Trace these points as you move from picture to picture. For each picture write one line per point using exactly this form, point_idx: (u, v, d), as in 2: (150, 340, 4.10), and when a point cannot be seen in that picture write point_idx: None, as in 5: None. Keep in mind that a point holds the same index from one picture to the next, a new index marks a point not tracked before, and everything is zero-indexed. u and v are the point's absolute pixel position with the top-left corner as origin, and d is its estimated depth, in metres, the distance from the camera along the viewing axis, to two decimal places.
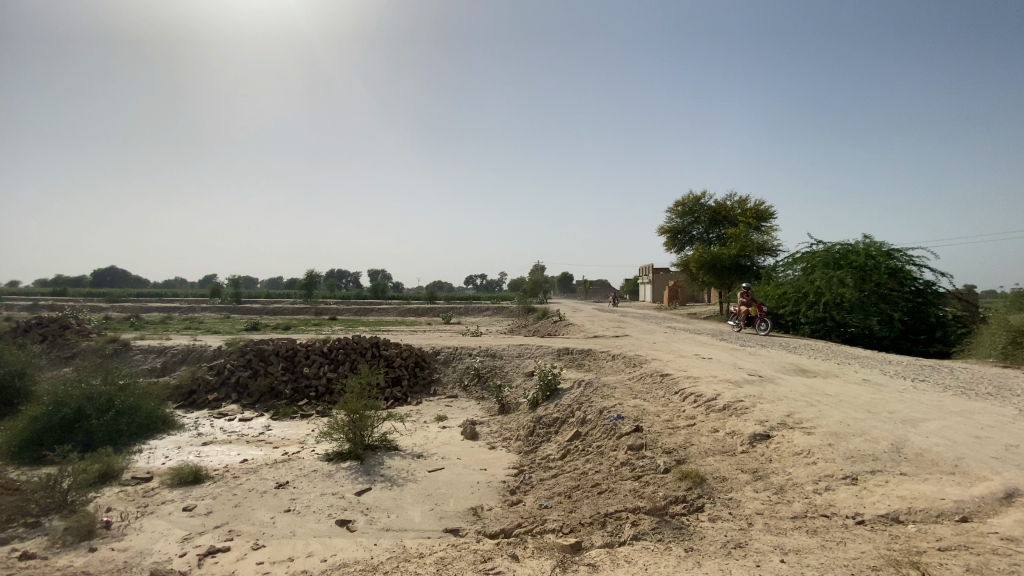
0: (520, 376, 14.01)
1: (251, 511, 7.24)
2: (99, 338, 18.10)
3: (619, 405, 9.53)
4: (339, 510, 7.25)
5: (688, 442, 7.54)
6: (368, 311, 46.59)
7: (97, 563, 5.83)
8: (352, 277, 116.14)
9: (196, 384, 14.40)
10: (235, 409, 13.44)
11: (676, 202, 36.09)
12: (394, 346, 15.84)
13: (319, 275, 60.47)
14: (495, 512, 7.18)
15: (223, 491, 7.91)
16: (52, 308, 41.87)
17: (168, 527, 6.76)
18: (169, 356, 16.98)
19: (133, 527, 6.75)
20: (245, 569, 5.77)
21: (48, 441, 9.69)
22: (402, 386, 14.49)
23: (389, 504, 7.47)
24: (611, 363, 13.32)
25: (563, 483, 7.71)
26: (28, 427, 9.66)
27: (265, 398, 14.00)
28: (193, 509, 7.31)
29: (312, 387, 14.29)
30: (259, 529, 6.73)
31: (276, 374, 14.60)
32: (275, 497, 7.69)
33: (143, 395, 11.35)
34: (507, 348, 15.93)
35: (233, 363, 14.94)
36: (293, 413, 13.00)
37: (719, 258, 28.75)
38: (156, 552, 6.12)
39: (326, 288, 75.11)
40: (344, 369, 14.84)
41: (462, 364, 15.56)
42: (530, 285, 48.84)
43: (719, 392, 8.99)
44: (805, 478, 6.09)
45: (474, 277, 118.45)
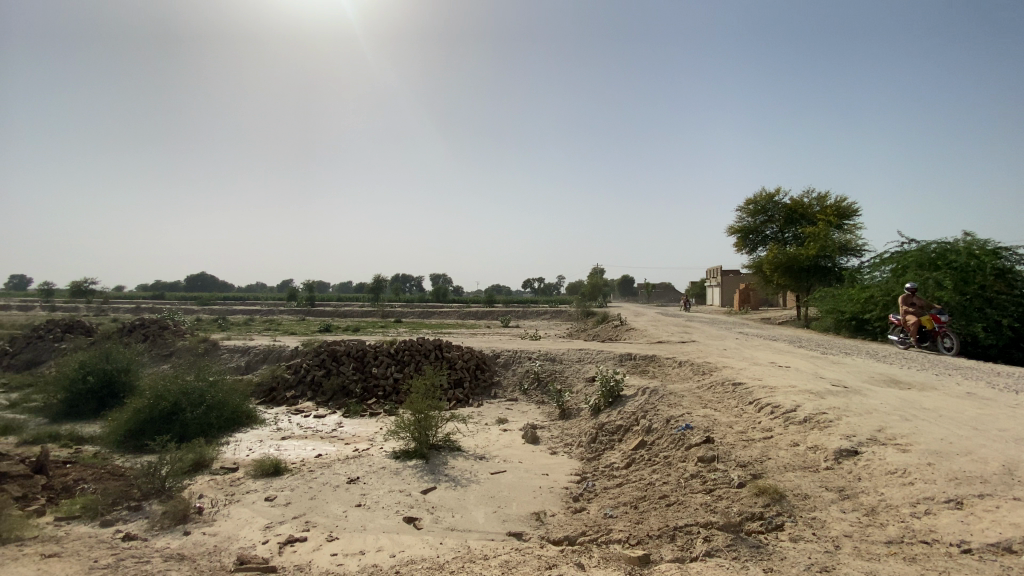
0: (581, 381, 13.81)
1: (325, 504, 7.60)
2: (192, 339, 19.82)
3: (688, 413, 9.15)
4: (406, 507, 7.46)
5: (765, 456, 7.09)
6: (430, 313, 47.91)
7: (191, 546, 6.34)
8: (416, 281, 120.50)
9: (276, 381, 15.39)
10: (310, 406, 14.22)
11: (748, 200, 34.32)
12: (456, 348, 16.16)
13: (384, 279, 62.96)
14: (558, 519, 7.09)
15: (300, 484, 8.37)
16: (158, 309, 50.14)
17: (252, 516, 7.23)
18: (252, 355, 18.28)
19: (221, 514, 7.28)
20: (320, 559, 6.05)
21: (150, 431, 10.70)
22: (464, 388, 14.70)
23: (454, 504, 7.59)
24: (677, 370, 12.84)
25: (628, 492, 7.49)
26: (132, 418, 10.68)
27: (337, 396, 14.70)
28: (274, 500, 7.78)
29: (380, 386, 14.83)
30: (332, 522, 7.04)
31: (347, 373, 15.30)
32: (346, 492, 8.03)
33: (230, 390, 12.26)
34: (568, 352, 15.78)
35: (309, 363, 15.83)
36: (363, 411, 13.57)
37: (796, 258, 27.01)
38: (241, 538, 6.56)
39: (390, 290, 79.27)
40: (410, 369, 15.32)
41: (522, 367, 15.58)
42: (590, 289, 48.23)
43: (799, 404, 8.39)
44: (900, 500, 5.54)
45: (533, 281, 118.77)
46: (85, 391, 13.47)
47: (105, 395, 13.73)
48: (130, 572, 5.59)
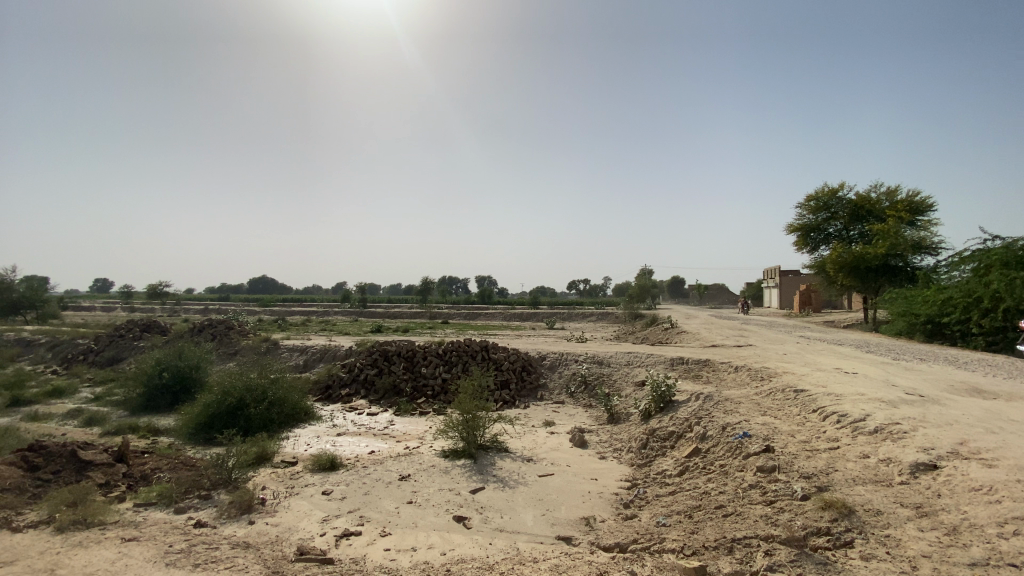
0: (630, 385, 13.53)
1: (379, 500, 7.82)
2: (255, 338, 20.95)
3: (745, 421, 8.77)
4: (455, 506, 7.56)
5: (831, 467, 6.68)
6: (477, 315, 48.40)
7: (255, 535, 6.68)
8: (462, 283, 122.19)
9: (331, 379, 16.01)
10: (364, 404, 14.69)
11: (808, 196, 32.59)
12: (503, 350, 16.24)
13: (432, 281, 64.22)
14: (608, 525, 6.96)
15: (354, 479, 8.65)
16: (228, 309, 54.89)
17: (310, 508, 7.54)
18: (309, 354, 19.12)
19: (282, 505, 7.64)
20: (373, 554, 6.22)
21: (218, 425, 11.39)
22: (510, 389, 14.73)
23: (502, 505, 7.61)
24: (733, 375, 12.34)
25: (682, 501, 7.26)
26: (203, 412, 11.40)
27: (389, 395, 15.11)
28: (330, 494, 8.08)
29: (428, 386, 15.11)
30: (384, 517, 7.23)
31: (398, 372, 15.69)
32: (398, 489, 8.23)
33: (290, 387, 12.85)
34: (616, 355, 15.52)
35: (362, 362, 16.37)
36: (413, 410, 13.88)
37: (862, 257, 25.40)
38: (300, 530, 6.84)
39: (437, 292, 80.90)
40: (458, 370, 15.53)
41: (569, 370, 15.45)
42: (638, 290, 47.10)
43: (869, 413, 7.86)
44: (987, 520, 5.05)
45: (579, 283, 117.70)
46: (161, 386, 14.52)
47: (178, 390, 14.75)
48: (200, 557, 5.96)
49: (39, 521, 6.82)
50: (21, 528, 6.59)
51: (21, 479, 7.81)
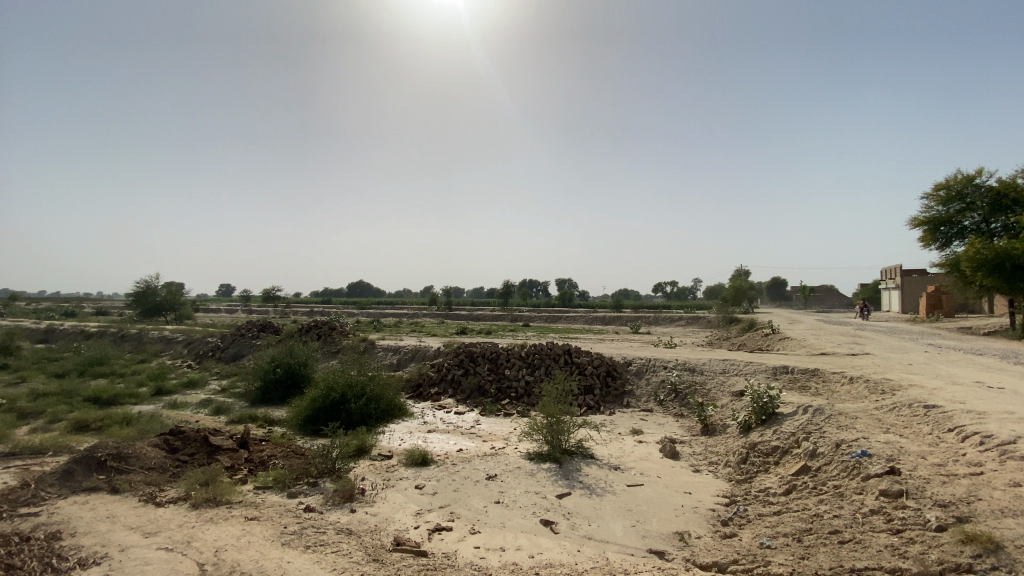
0: (726, 395, 12.72)
1: (468, 498, 8.02)
2: (353, 339, 22.53)
3: (864, 438, 7.87)
4: (543, 509, 7.55)
5: (973, 496, 5.80)
6: (558, 318, 48.27)
7: (356, 522, 7.14)
8: (542, 286, 122.66)
9: (421, 377, 16.80)
10: (451, 403, 15.20)
11: (935, 185, 28.88)
12: (587, 354, 16.00)
13: (513, 285, 64.96)
14: (705, 542, 6.58)
15: (444, 476, 8.96)
16: (330, 309, 67.72)
17: (405, 501, 7.92)
18: (401, 354, 20.18)
19: (379, 496, 8.10)
20: (464, 550, 6.40)
21: (323, 418, 12.35)
22: (595, 395, 14.47)
23: (590, 513, 7.47)
24: (847, 388, 11.15)
25: (789, 523, 6.68)
26: (310, 406, 12.41)
27: (474, 395, 15.50)
28: (423, 488, 8.44)
29: (512, 388, 15.26)
30: (474, 515, 7.40)
31: (483, 373, 16.05)
32: (486, 488, 8.39)
33: (385, 385, 13.62)
34: (709, 362, 14.70)
35: (450, 362, 16.96)
36: (497, 411, 14.10)
37: (1007, 253, 21.94)
38: (396, 521, 7.20)
39: (518, 295, 81.76)
40: (541, 373, 15.52)
41: (657, 377, 14.88)
42: (731, 293, 44.12)
43: (1021, 436, 6.72)
44: None
45: (666, 286, 113.24)
46: (276, 380, 16.06)
47: (289, 384, 16.23)
48: (309, 540, 6.48)
49: (179, 497, 7.80)
50: (165, 503, 7.57)
51: (164, 459, 8.99)
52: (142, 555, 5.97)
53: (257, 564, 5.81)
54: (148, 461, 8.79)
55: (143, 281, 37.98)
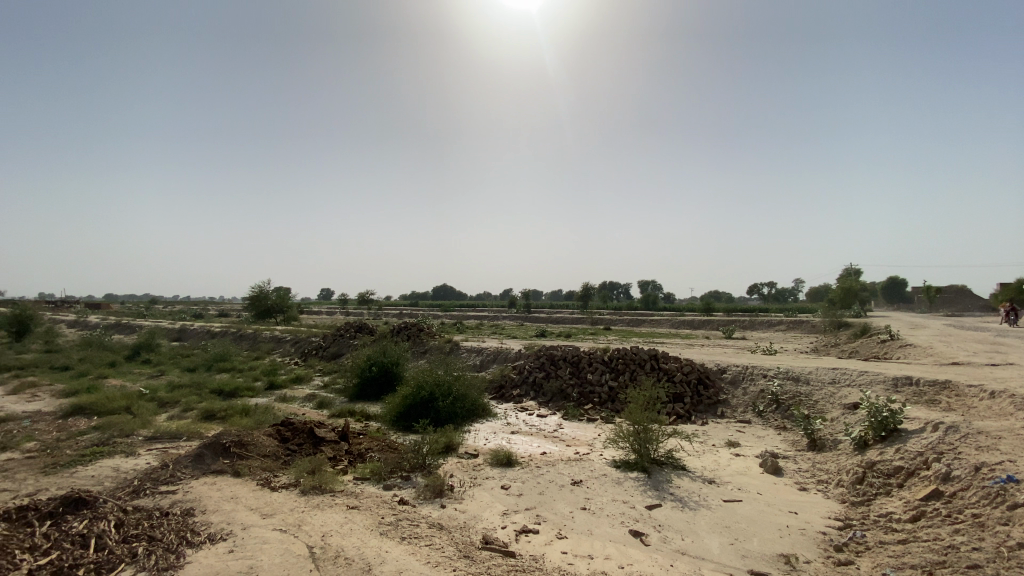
0: (837, 408, 11.56)
1: (554, 502, 7.99)
2: (439, 340, 23.42)
3: (1012, 462, 6.78)
4: (631, 520, 7.32)
5: None
6: (641, 321, 46.76)
7: (447, 518, 7.38)
8: (624, 288, 119.72)
9: (504, 380, 17.06)
10: (533, 405, 15.26)
11: None
12: (675, 360, 15.30)
13: (593, 287, 63.86)
14: (815, 568, 6.02)
15: (530, 478, 8.99)
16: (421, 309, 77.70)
17: (492, 500, 8.06)
18: (485, 355, 20.63)
19: (467, 494, 8.31)
20: (552, 554, 6.37)
21: (414, 415, 12.95)
22: (685, 403, 13.80)
23: (682, 527, 7.12)
24: (988, 404, 9.67)
25: (918, 554, 5.91)
26: (402, 403, 13.07)
27: (557, 399, 15.43)
28: (509, 489, 8.53)
29: (596, 393, 14.98)
30: (560, 520, 7.36)
31: (565, 377, 15.95)
32: (572, 493, 8.30)
33: (470, 385, 13.99)
34: (815, 372, 13.44)
35: (531, 365, 17.05)
36: (580, 416, 13.92)
37: None
38: (484, 520, 7.33)
39: (599, 298, 80.26)
40: (625, 378, 15.07)
41: (755, 387, 13.89)
42: (838, 294, 39.93)
43: None
44: None
45: (760, 287, 105.54)
46: (370, 378, 17.12)
47: (382, 382, 17.22)
48: (404, 531, 6.79)
49: (290, 483, 8.55)
50: (278, 488, 8.34)
51: (277, 448, 9.91)
52: (260, 534, 6.60)
53: (358, 550, 6.20)
54: (264, 449, 9.75)
55: (257, 287, 42.10)
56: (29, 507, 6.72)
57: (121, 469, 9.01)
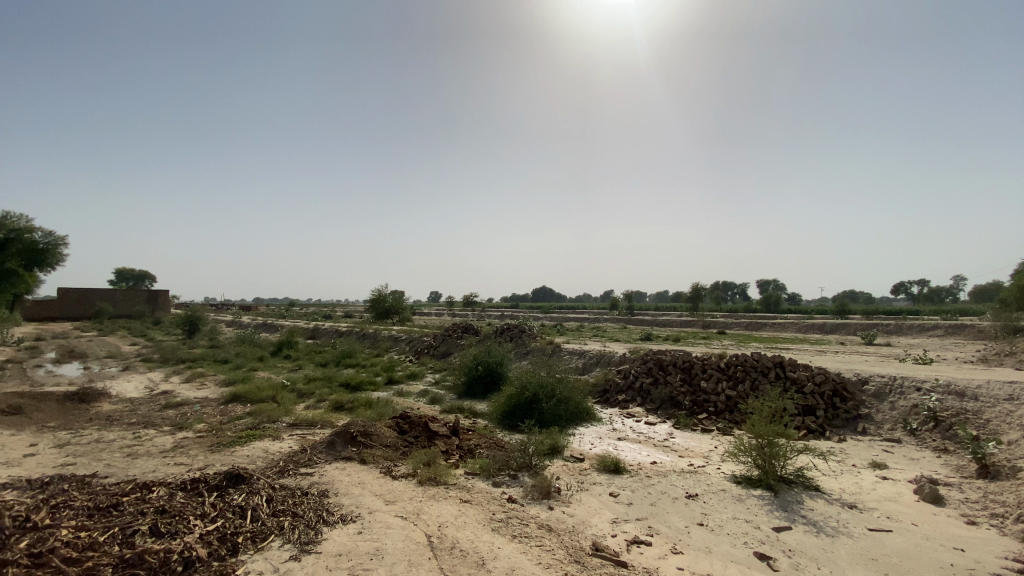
0: (1017, 430, 9.64)
1: (667, 514, 7.61)
2: (542, 342, 23.61)
3: None
4: (756, 541, 6.72)
5: None
6: (761, 325, 42.90)
7: (556, 520, 7.36)
8: (740, 289, 111.36)
9: (609, 384, 16.70)
10: (641, 412, 14.73)
11: None
12: (804, 369, 13.83)
13: (703, 288, 60.03)
14: None
15: (640, 487, 8.67)
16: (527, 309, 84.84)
17: (601, 507, 7.88)
18: (588, 358, 20.37)
19: (575, 498, 8.23)
20: (666, 569, 6.06)
21: (519, 415, 13.15)
22: (817, 416, 12.41)
23: (818, 554, 6.39)
24: None
25: None
26: (508, 402, 13.35)
27: (666, 406, 14.74)
28: (618, 497, 8.29)
29: (710, 402, 14.04)
30: (675, 534, 6.98)
31: (675, 384, 15.19)
32: (687, 507, 7.84)
33: (574, 388, 13.88)
34: (988, 386, 11.32)
35: (638, 370, 16.50)
36: (693, 425, 13.14)
37: None
38: (593, 526, 7.20)
39: (711, 300, 75.25)
40: (744, 387, 13.94)
41: (906, 402, 12.05)
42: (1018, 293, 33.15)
43: None
44: None
45: (907, 285, 91.78)
46: (477, 377, 17.74)
47: (488, 381, 17.76)
48: (514, 530, 6.91)
49: (408, 473, 9.14)
50: (399, 476, 8.96)
51: (396, 439, 10.65)
52: (384, 519, 7.12)
53: (472, 544, 6.42)
54: (385, 440, 10.54)
55: (375, 290, 45.79)
56: (201, 479, 7.92)
57: (270, 451, 10.29)
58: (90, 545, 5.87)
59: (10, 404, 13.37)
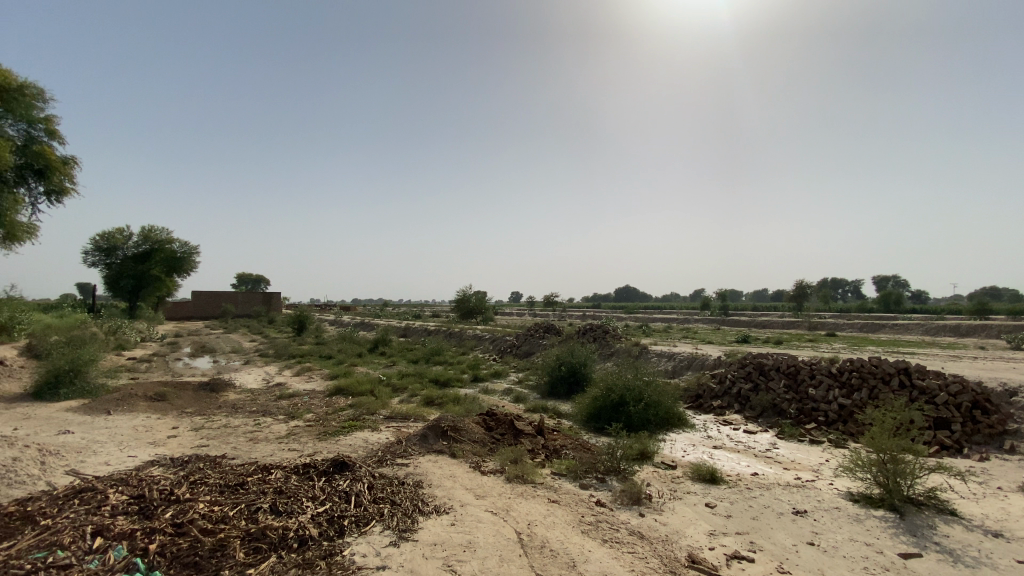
0: None
1: (771, 530, 7.07)
2: (628, 343, 23.02)
3: None
4: (878, 567, 6.02)
5: None
6: (879, 327, 38.48)
7: (647, 527, 7.12)
8: (850, 286, 100.93)
9: (702, 389, 15.88)
10: (739, 419, 13.84)
11: None
12: (934, 376, 12.20)
13: (808, 286, 55.06)
14: None
15: (739, 500, 8.13)
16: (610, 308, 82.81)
17: (696, 517, 7.50)
18: (678, 361, 19.53)
19: (667, 506, 7.92)
20: None
21: (605, 418, 12.89)
22: (952, 431, 10.89)
23: None
24: None
25: None
26: (593, 404, 13.14)
27: (768, 414, 13.73)
28: (715, 508, 7.84)
29: (819, 411, 12.84)
30: (780, 552, 6.46)
31: (778, 390, 14.10)
32: (794, 524, 7.22)
33: (664, 392, 13.33)
34: None
35: (735, 374, 15.54)
36: (800, 436, 12.09)
37: None
38: (688, 536, 6.87)
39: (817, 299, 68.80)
40: (860, 395, 12.60)
41: None
42: None
43: None
44: None
45: None
46: (561, 377, 17.67)
47: (572, 382, 17.64)
48: (605, 534, 6.78)
49: (497, 470, 9.33)
50: (488, 473, 9.16)
51: (485, 436, 10.92)
52: (475, 513, 7.32)
53: (562, 545, 6.39)
54: (473, 436, 10.84)
55: (461, 291, 47.34)
56: (311, 465, 8.66)
57: (369, 441, 11.01)
58: (221, 518, 6.63)
59: (157, 391, 15.51)
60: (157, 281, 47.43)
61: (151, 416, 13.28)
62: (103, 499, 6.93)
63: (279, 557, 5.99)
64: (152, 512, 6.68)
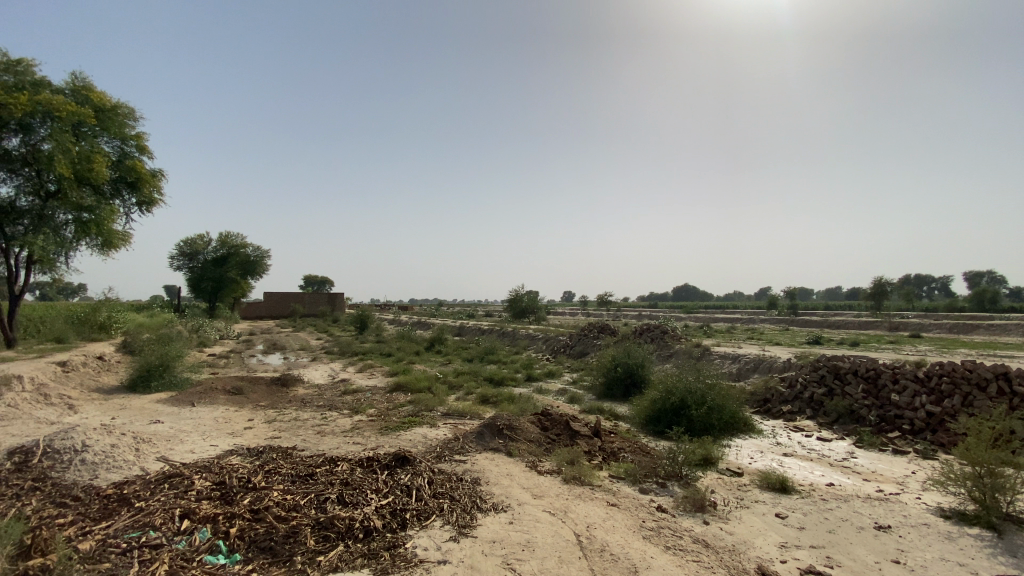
0: None
1: (850, 545, 6.59)
2: (688, 344, 22.27)
3: None
4: None
5: None
6: (973, 329, 34.94)
7: (712, 536, 6.84)
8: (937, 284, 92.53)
9: (770, 393, 15.08)
10: (812, 426, 13.02)
11: None
12: None
13: (887, 283, 50.99)
14: None
15: (814, 511, 7.64)
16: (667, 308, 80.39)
17: (765, 528, 7.13)
18: (742, 363, 18.68)
19: (733, 515, 7.57)
20: None
21: (665, 421, 12.52)
22: None
23: None
24: None
25: None
26: (652, 407, 12.81)
27: (844, 421, 12.83)
28: (786, 519, 7.41)
29: (903, 420, 11.84)
30: (861, 569, 6.01)
31: (855, 396, 13.15)
32: (877, 540, 6.70)
33: (728, 395, 12.77)
34: None
35: (807, 378, 14.64)
36: (881, 445, 11.21)
37: None
38: (757, 547, 6.54)
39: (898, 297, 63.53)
40: (951, 402, 11.51)
41: None
42: None
43: None
44: None
45: None
46: (617, 378, 17.35)
47: (629, 383, 17.28)
48: (667, 540, 6.58)
49: (554, 470, 9.29)
50: (545, 472, 9.14)
51: (541, 436, 10.90)
52: (533, 513, 7.32)
53: (622, 549, 6.27)
54: (530, 436, 10.85)
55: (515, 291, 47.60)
56: (375, 459, 8.99)
57: (427, 437, 11.29)
58: (293, 506, 7.03)
59: (235, 386, 16.67)
60: (233, 283, 50.98)
61: (229, 409, 14.29)
62: (189, 484, 7.53)
63: (346, 545, 6.26)
64: (231, 498, 7.19)
